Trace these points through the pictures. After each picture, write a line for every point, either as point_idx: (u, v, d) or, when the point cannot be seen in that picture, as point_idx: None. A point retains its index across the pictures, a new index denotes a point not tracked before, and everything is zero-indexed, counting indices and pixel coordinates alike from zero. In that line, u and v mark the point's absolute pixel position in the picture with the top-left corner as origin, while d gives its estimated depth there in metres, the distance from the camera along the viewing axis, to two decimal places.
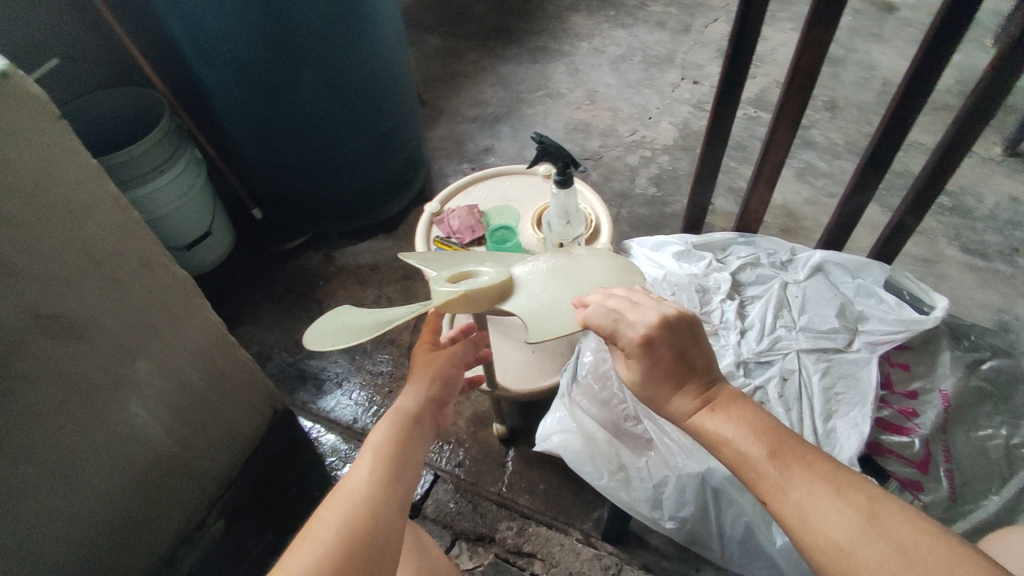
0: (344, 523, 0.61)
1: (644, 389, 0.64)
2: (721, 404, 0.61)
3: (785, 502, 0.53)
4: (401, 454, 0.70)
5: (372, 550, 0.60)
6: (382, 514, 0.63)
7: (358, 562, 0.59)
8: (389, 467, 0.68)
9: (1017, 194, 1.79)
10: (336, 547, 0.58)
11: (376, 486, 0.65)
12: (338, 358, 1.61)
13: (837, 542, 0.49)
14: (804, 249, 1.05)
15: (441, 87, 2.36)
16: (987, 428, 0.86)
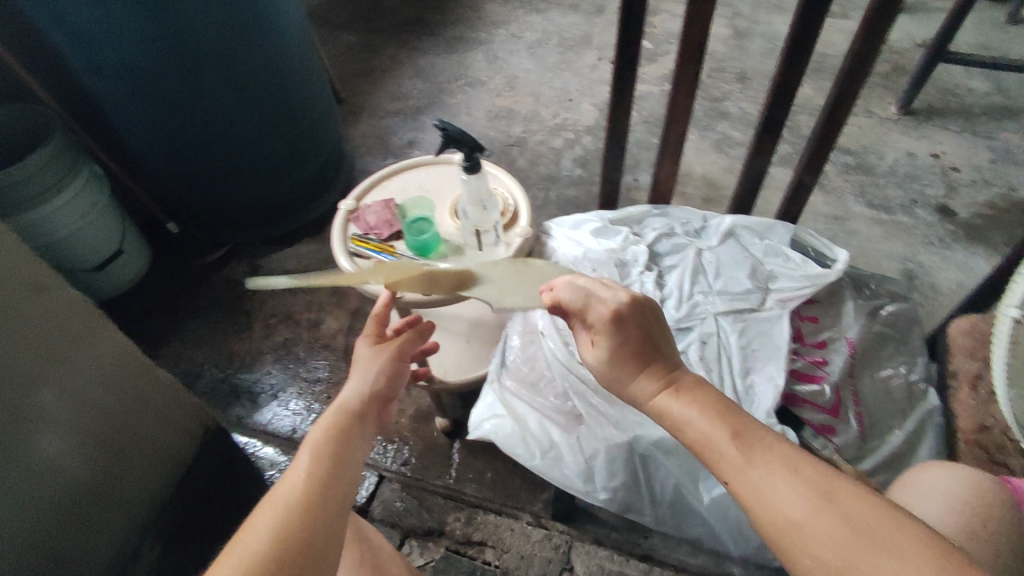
0: (278, 524, 0.58)
1: (611, 369, 0.66)
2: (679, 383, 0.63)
3: (743, 480, 0.54)
4: (343, 450, 0.68)
5: (311, 551, 0.58)
6: (321, 513, 0.61)
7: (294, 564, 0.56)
8: (329, 465, 0.66)
9: (914, 149, 1.91)
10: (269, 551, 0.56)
11: (314, 484, 0.63)
12: (271, 369, 1.56)
13: (792, 517, 0.50)
14: (715, 215, 1.08)
15: (359, 83, 2.30)
16: (889, 368, 0.92)
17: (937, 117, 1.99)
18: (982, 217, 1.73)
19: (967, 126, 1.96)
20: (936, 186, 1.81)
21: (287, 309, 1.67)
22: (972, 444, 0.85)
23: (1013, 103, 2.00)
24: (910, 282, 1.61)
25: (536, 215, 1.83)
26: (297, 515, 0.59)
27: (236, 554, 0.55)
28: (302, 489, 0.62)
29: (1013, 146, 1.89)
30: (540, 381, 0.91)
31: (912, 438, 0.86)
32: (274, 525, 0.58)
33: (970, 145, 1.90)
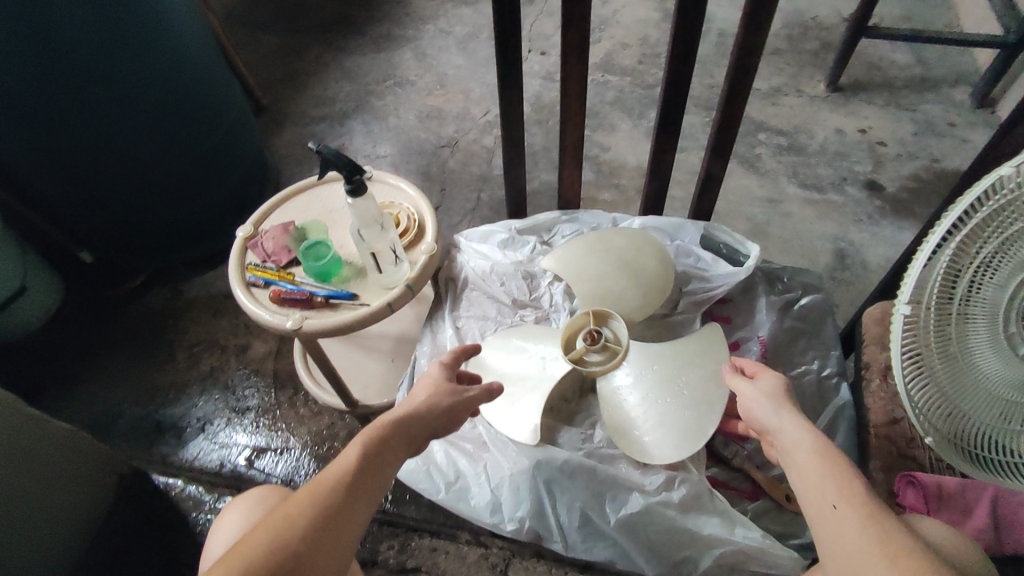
0: (264, 555, 0.56)
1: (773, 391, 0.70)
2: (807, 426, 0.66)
3: (826, 516, 0.57)
4: (360, 488, 0.63)
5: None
6: (306, 559, 0.57)
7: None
8: (342, 501, 0.61)
9: (843, 126, 1.91)
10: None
11: (318, 519, 0.59)
12: (199, 401, 1.48)
13: (855, 558, 0.54)
14: (625, 217, 1.04)
15: (283, 89, 2.21)
16: (801, 365, 0.90)
17: (864, 92, 1.99)
18: (910, 190, 1.74)
19: (893, 99, 1.97)
20: (864, 162, 1.82)
21: (213, 336, 1.59)
22: (881, 437, 0.82)
23: (935, 74, 2.02)
24: (842, 262, 1.62)
25: (469, 218, 1.79)
26: (282, 552, 0.56)
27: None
28: (302, 520, 0.59)
29: (935, 117, 1.91)
30: None
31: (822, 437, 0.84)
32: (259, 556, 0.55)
33: (895, 118, 1.92)
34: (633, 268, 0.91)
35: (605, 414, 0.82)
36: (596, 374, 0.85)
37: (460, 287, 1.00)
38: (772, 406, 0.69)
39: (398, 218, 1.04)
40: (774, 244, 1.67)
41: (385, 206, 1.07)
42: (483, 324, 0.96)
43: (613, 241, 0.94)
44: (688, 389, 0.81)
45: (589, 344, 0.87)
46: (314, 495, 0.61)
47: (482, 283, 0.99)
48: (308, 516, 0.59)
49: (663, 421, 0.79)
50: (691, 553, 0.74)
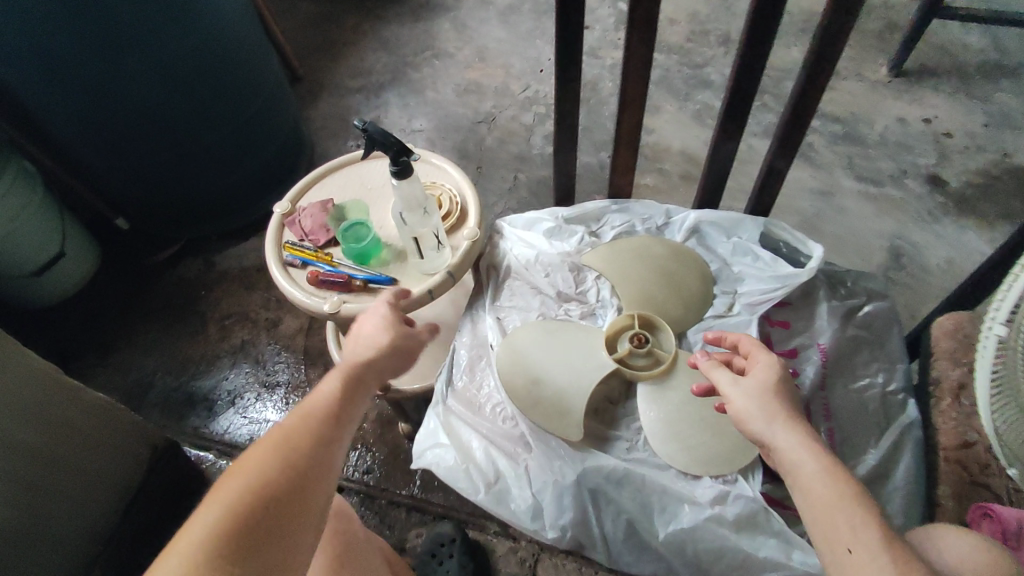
0: (270, 477, 0.56)
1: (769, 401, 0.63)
2: (805, 433, 0.60)
3: (848, 561, 0.51)
4: (342, 414, 0.65)
5: (292, 514, 0.55)
6: (310, 479, 0.58)
7: (276, 526, 0.54)
8: (328, 425, 0.63)
9: (906, 115, 1.80)
10: (252, 504, 0.54)
11: (310, 443, 0.60)
12: (230, 374, 1.48)
13: None
14: (678, 209, 0.98)
15: (319, 58, 2.16)
16: (865, 378, 0.84)
17: (931, 78, 1.87)
18: (975, 187, 1.64)
19: (962, 87, 1.84)
20: (927, 155, 1.71)
21: (244, 309, 1.58)
22: (953, 461, 0.77)
23: (1010, 61, 1.88)
24: (898, 262, 1.53)
25: (506, 199, 1.74)
26: (285, 473, 0.57)
27: (216, 505, 0.53)
28: (297, 444, 0.59)
29: (1008, 109, 1.78)
30: (484, 406, 0.84)
31: (887, 456, 0.78)
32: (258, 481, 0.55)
33: (964, 109, 1.79)
34: (674, 279, 0.89)
35: (648, 417, 0.78)
36: (641, 378, 0.81)
37: (502, 276, 0.96)
38: (771, 415, 0.62)
39: (440, 200, 1.00)
40: (825, 240, 1.59)
41: (426, 187, 1.02)
42: (526, 315, 0.91)
43: (654, 252, 0.92)
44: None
45: (635, 347, 0.83)
46: (301, 423, 0.62)
47: (525, 273, 0.95)
48: (301, 440, 0.60)
49: (704, 437, 0.76)
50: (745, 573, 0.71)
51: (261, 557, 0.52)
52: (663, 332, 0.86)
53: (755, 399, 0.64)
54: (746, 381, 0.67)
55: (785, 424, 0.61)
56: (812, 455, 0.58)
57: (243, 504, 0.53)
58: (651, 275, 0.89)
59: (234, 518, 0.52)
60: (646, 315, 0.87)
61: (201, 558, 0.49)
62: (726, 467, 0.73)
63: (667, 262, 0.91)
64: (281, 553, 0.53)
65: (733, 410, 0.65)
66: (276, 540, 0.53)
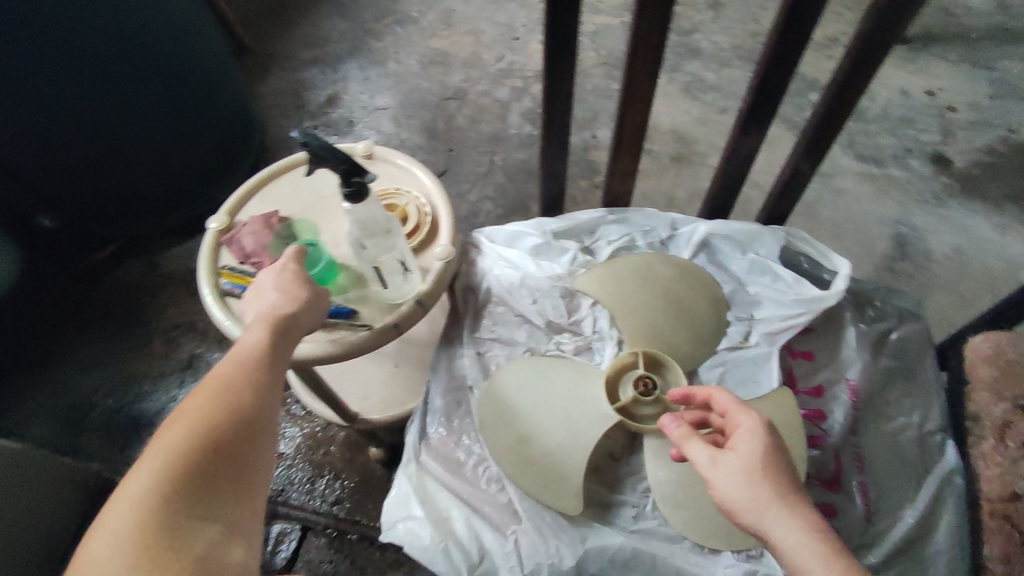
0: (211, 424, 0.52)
1: (752, 492, 0.50)
2: (806, 524, 0.48)
3: None
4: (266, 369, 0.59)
5: (241, 455, 0.52)
6: (257, 417, 0.54)
7: (228, 466, 0.50)
8: (262, 366, 0.58)
9: (908, 87, 1.67)
10: (197, 451, 0.49)
11: (247, 384, 0.56)
12: (179, 393, 1.32)
13: None
14: (684, 219, 0.85)
15: (266, 25, 1.93)
16: (899, 418, 0.74)
17: (935, 45, 1.74)
18: (981, 166, 1.53)
19: (966, 55, 1.72)
20: (931, 131, 1.59)
21: (192, 318, 1.41)
22: (998, 517, 0.67)
23: (1017, 25, 1.76)
24: (902, 250, 1.43)
25: (480, 185, 1.57)
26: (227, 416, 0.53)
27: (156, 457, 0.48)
28: (235, 388, 0.55)
29: (1014, 78, 1.67)
30: (466, 464, 0.72)
31: (927, 515, 0.69)
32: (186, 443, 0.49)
33: (969, 79, 1.67)
34: (682, 307, 0.77)
35: (657, 479, 0.66)
36: (649, 432, 0.69)
37: (481, 302, 0.82)
38: (757, 506, 0.50)
39: (406, 212, 0.85)
40: (826, 226, 1.48)
41: (389, 195, 0.87)
42: (511, 351, 0.79)
43: (657, 273, 0.79)
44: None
45: (641, 394, 0.71)
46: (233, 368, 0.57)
47: (508, 299, 0.81)
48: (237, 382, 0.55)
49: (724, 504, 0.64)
50: None
51: (221, 499, 0.48)
52: (672, 372, 0.74)
53: (744, 486, 0.50)
54: (729, 459, 0.52)
55: (785, 515, 0.49)
56: (823, 564, 0.46)
57: (187, 451, 0.49)
58: (655, 303, 0.77)
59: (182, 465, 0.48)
60: (651, 352, 0.74)
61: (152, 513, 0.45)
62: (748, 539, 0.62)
63: (673, 286, 0.78)
64: (240, 493, 0.50)
65: (721, 501, 0.51)
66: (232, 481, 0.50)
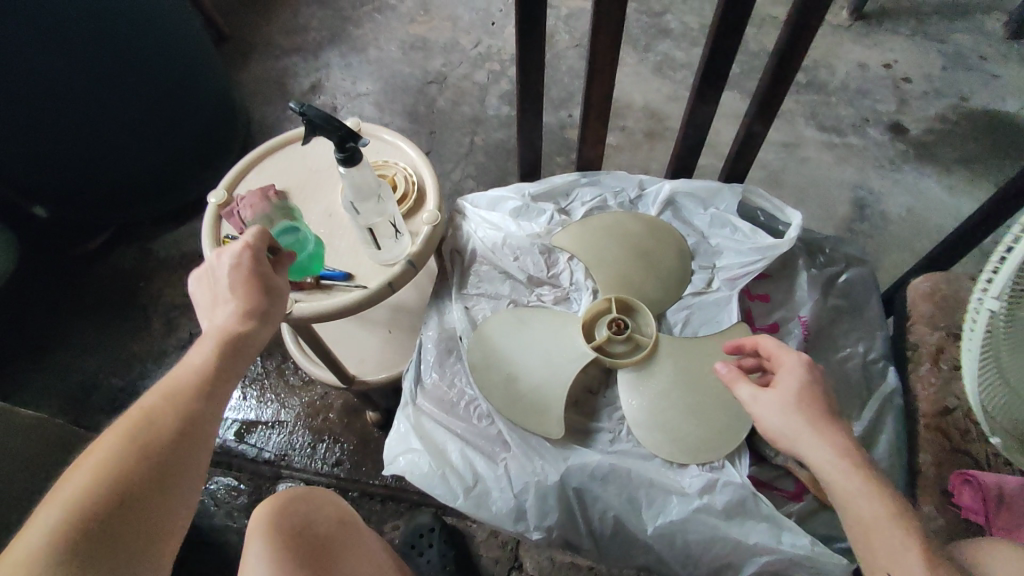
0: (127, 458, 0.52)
1: (787, 419, 0.60)
2: (836, 442, 0.58)
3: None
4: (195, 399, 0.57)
5: (153, 488, 0.52)
6: (168, 457, 0.53)
7: (129, 514, 0.50)
8: (197, 388, 0.57)
9: (866, 60, 1.76)
10: (107, 487, 0.50)
11: (175, 412, 0.55)
12: None
13: None
14: (651, 180, 0.93)
15: (247, 16, 1.97)
16: (846, 348, 0.83)
17: (889, 20, 1.83)
18: (934, 132, 1.63)
19: (919, 28, 1.81)
20: (886, 101, 1.69)
21: (189, 299, 1.46)
22: (932, 428, 0.76)
23: None
24: (861, 213, 1.53)
25: (463, 164, 1.64)
26: (144, 448, 0.53)
27: (67, 488, 0.49)
28: (150, 427, 0.54)
29: (964, 49, 1.76)
30: (459, 403, 0.79)
31: (870, 430, 0.77)
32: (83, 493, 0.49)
33: (921, 51, 1.77)
34: (649, 259, 0.85)
35: (630, 406, 0.75)
36: (621, 365, 0.77)
37: (467, 261, 0.89)
38: (792, 427, 0.60)
39: (394, 182, 0.92)
40: (790, 193, 1.57)
41: (379, 167, 0.94)
42: (496, 304, 0.86)
43: (627, 228, 0.86)
44: (717, 389, 0.75)
45: (614, 334, 0.78)
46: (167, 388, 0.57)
47: (491, 257, 0.88)
48: (165, 410, 0.55)
49: (688, 428, 0.73)
50: (734, 558, 0.69)
51: (116, 542, 0.49)
52: (642, 315, 0.81)
53: (781, 415, 0.61)
54: (770, 394, 0.63)
55: (816, 436, 0.58)
56: (846, 473, 0.56)
57: (100, 485, 0.50)
58: (625, 256, 0.85)
59: (89, 499, 0.49)
60: (622, 299, 0.82)
61: (51, 552, 0.47)
62: (707, 453, 0.71)
63: (643, 240, 0.86)
64: (147, 529, 0.51)
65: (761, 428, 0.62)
66: (140, 516, 0.51)
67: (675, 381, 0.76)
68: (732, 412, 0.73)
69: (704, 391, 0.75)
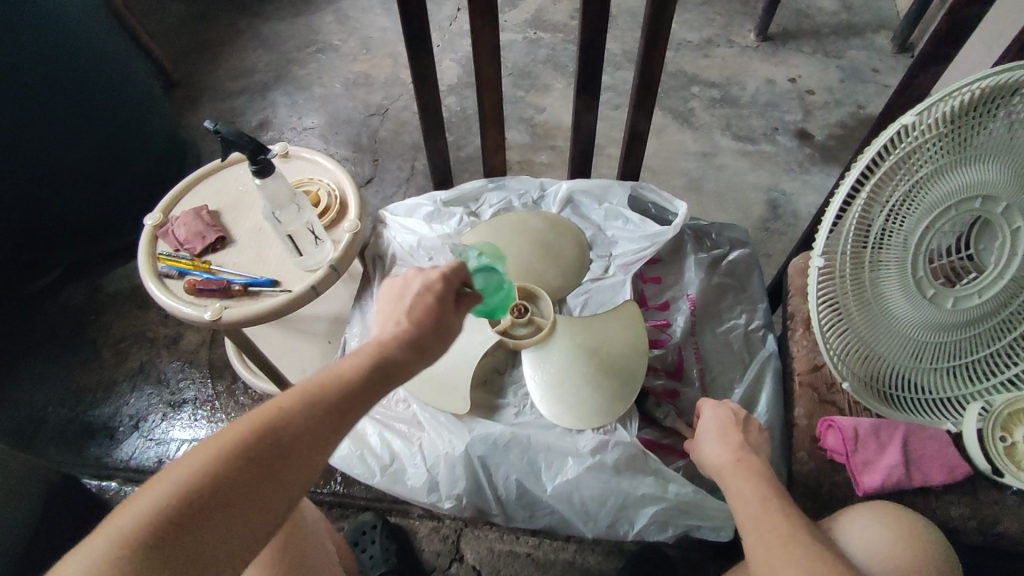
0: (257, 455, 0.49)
1: (703, 440, 0.71)
2: (732, 449, 0.67)
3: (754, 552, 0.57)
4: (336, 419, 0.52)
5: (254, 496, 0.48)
6: (280, 471, 0.49)
7: (222, 514, 0.47)
8: (342, 409, 0.53)
9: (773, 76, 1.92)
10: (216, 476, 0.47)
11: (311, 429, 0.51)
12: (130, 397, 1.40)
13: None
14: (552, 182, 1.03)
15: (196, 62, 2.06)
16: (730, 320, 0.92)
17: (792, 41, 2.01)
18: (837, 137, 1.78)
19: (819, 46, 1.99)
20: (793, 112, 1.84)
21: (139, 329, 1.50)
22: (806, 385, 0.85)
23: (859, 20, 2.05)
24: (775, 213, 1.65)
25: (404, 188, 1.73)
26: (272, 452, 0.49)
27: (198, 458, 0.47)
28: (279, 430, 0.50)
29: (860, 63, 1.94)
30: None
31: (751, 389, 0.86)
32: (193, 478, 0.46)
33: (823, 66, 1.94)
34: (549, 250, 0.93)
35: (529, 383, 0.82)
36: (524, 345, 0.84)
37: (388, 265, 0.97)
38: (706, 446, 0.70)
39: (318, 196, 0.99)
40: (710, 198, 1.69)
41: (305, 183, 1.02)
42: None
43: (529, 224, 0.95)
44: (609, 360, 0.82)
45: (516, 317, 0.86)
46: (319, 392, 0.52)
47: (407, 260, 0.97)
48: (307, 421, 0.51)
49: (580, 398, 0.80)
50: (626, 512, 0.76)
51: (198, 543, 0.46)
52: (543, 300, 0.89)
53: (700, 440, 0.71)
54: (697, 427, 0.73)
55: (718, 446, 0.68)
56: (733, 469, 0.64)
57: (218, 470, 0.47)
58: (525, 248, 0.93)
59: (209, 482, 0.47)
60: (524, 286, 0.89)
61: (158, 518, 0.45)
62: (596, 420, 0.79)
63: (543, 233, 0.94)
64: (238, 534, 0.47)
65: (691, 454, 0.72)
66: (240, 518, 0.48)
67: (569, 356, 0.83)
68: (621, 380, 0.81)
69: (597, 362, 0.82)
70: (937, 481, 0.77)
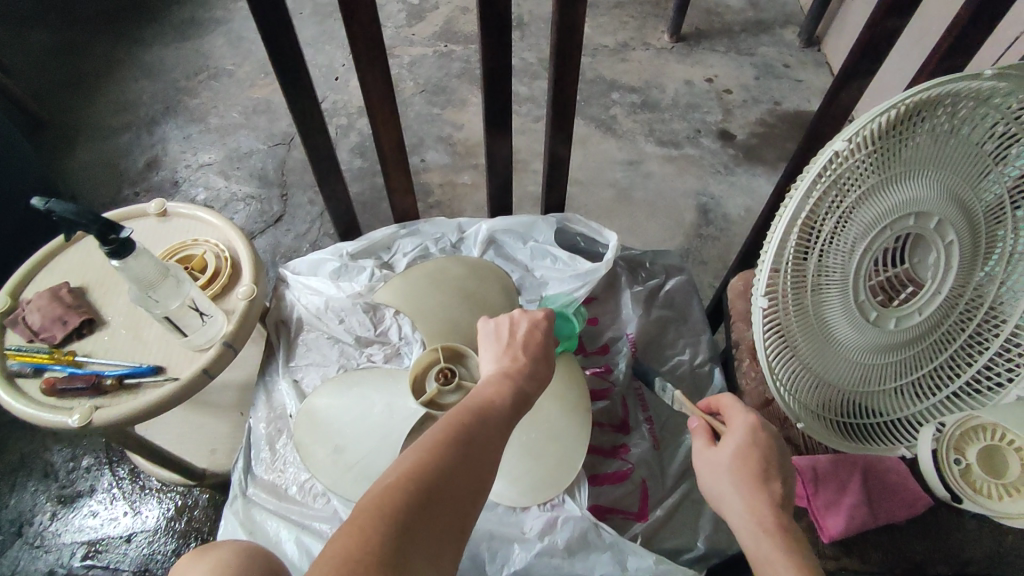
0: (452, 465, 0.45)
1: (726, 481, 0.56)
2: (770, 516, 0.53)
3: None
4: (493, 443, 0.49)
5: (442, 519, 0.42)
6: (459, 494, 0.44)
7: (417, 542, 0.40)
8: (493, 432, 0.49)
9: (691, 77, 1.91)
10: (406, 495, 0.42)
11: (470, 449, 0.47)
12: (9, 499, 1.20)
13: None
14: (471, 222, 0.95)
15: (68, 97, 1.84)
16: (673, 357, 0.86)
17: (705, 41, 2.00)
18: (758, 135, 1.78)
19: (732, 45, 1.99)
20: (713, 112, 1.82)
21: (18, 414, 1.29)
22: None
23: (765, 17, 2.07)
24: (706, 218, 1.62)
25: (319, 224, 1.59)
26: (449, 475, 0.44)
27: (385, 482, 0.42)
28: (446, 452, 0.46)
29: (772, 60, 1.95)
30: (293, 489, 0.76)
31: None
32: (383, 499, 0.41)
33: (737, 65, 1.94)
34: (472, 298, 0.83)
35: None
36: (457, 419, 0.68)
37: (294, 332, 0.86)
38: (726, 492, 0.56)
39: (203, 260, 0.86)
40: (641, 208, 1.64)
41: (187, 245, 0.89)
42: (324, 371, 0.83)
43: (449, 272, 0.85)
44: (550, 422, 0.74)
45: (443, 384, 0.69)
46: (476, 407, 0.50)
47: (317, 324, 0.87)
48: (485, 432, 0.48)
49: (520, 469, 0.71)
50: None
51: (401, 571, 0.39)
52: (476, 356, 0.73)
53: (718, 475, 0.57)
54: (715, 455, 0.58)
55: (747, 502, 0.54)
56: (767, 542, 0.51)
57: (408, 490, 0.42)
58: (444, 296, 0.83)
59: (389, 514, 0.40)
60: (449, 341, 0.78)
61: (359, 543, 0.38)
62: (541, 490, 0.70)
63: (463, 277, 0.85)
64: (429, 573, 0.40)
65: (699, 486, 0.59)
66: (430, 548, 0.41)
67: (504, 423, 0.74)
68: (565, 443, 0.72)
69: (535, 424, 0.74)
70: (901, 513, 0.74)
